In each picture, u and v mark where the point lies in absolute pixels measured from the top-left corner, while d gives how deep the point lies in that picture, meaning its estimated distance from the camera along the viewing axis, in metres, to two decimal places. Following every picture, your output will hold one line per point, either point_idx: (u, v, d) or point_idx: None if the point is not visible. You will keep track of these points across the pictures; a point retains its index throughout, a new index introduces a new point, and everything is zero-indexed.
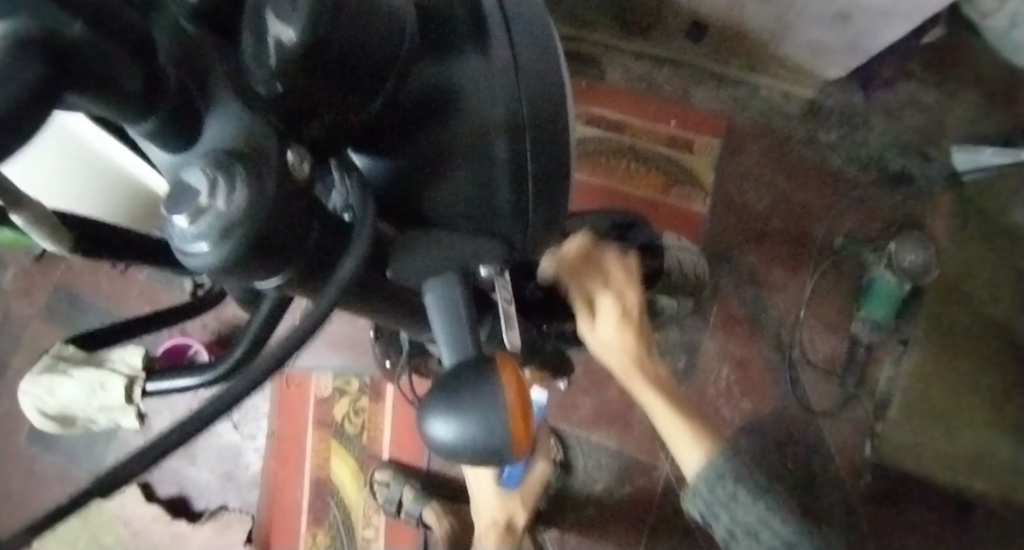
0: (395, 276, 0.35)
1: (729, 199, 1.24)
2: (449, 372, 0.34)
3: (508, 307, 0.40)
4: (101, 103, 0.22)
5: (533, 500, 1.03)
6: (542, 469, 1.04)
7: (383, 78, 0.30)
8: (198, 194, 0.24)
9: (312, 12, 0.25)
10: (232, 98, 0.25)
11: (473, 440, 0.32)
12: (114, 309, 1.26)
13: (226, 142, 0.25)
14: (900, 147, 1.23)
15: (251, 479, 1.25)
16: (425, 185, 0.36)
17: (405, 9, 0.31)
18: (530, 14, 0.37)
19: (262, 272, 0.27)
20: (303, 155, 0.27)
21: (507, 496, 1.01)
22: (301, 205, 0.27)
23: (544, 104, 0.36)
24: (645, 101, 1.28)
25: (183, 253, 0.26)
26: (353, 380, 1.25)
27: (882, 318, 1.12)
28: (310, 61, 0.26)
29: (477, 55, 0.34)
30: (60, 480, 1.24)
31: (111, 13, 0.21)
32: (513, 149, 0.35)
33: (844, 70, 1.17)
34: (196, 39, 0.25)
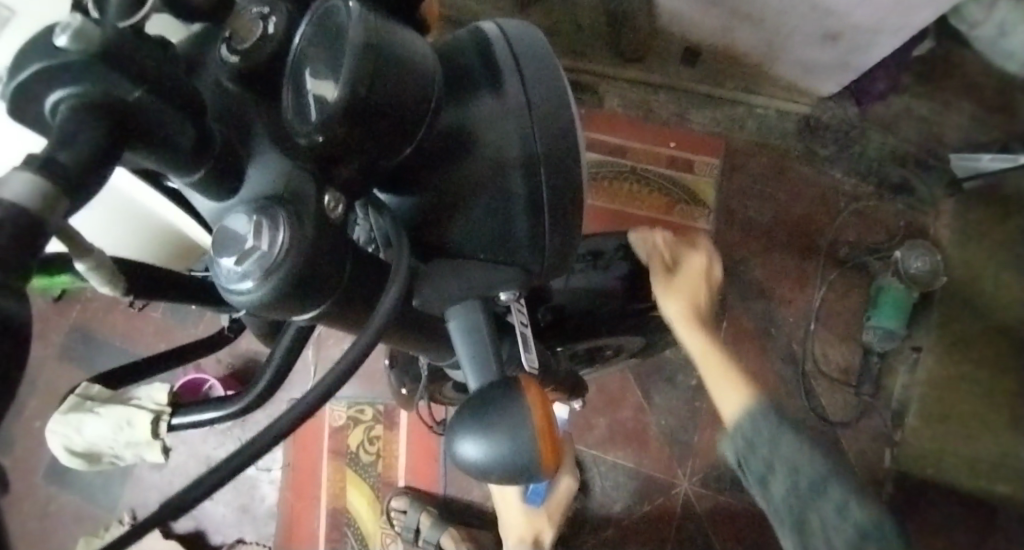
0: (422, 305, 0.38)
1: (731, 217, 1.26)
2: (476, 394, 0.35)
3: (524, 330, 0.43)
4: (155, 157, 0.24)
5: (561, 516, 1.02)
6: (568, 485, 1.04)
7: (418, 125, 0.31)
8: (243, 237, 0.26)
9: (355, 69, 0.26)
10: (271, 148, 0.27)
11: (503, 461, 0.33)
12: (129, 347, 1.28)
13: (266, 189, 0.27)
14: (897, 158, 1.25)
15: (267, 512, 1.24)
16: (447, 219, 0.37)
17: (431, 59, 0.32)
18: (541, 51, 0.38)
19: (301, 307, 0.29)
20: (338, 199, 0.29)
21: (533, 513, 1.00)
22: (337, 243, 0.29)
23: (557, 136, 0.37)
24: (645, 123, 1.30)
25: (228, 291, 0.27)
26: (367, 408, 1.25)
27: (891, 326, 1.12)
28: (352, 115, 0.27)
29: (492, 97, 0.36)
30: (79, 519, 1.24)
31: (163, 73, 0.23)
32: (530, 181, 0.37)
33: (839, 86, 1.21)
34: (236, 95, 0.27)
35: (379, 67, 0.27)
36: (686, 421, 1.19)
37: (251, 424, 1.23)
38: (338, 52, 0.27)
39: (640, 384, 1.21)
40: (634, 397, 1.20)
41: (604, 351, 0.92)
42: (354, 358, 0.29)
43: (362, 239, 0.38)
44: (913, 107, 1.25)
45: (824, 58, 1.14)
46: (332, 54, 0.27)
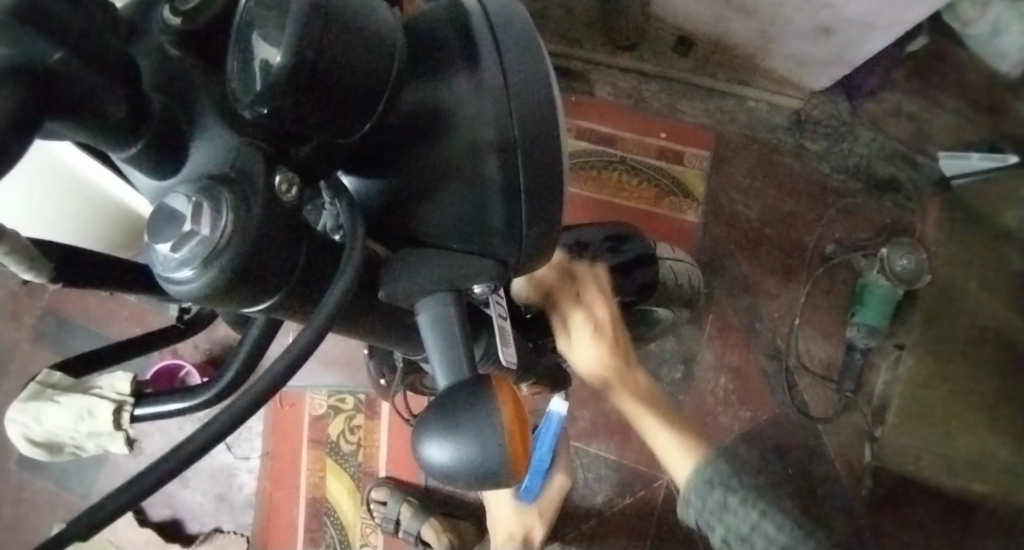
0: (388, 298, 0.36)
1: (719, 210, 1.25)
2: (446, 395, 0.33)
3: (502, 323, 0.42)
4: (79, 127, 0.22)
5: (552, 513, 1.02)
6: (561, 481, 1.04)
7: (379, 102, 0.29)
8: (181, 219, 0.23)
9: (298, 33, 0.24)
10: (217, 123, 0.25)
11: (469, 463, 0.31)
12: (103, 331, 1.25)
13: (212, 167, 0.25)
14: (886, 155, 1.25)
15: (245, 501, 1.22)
16: (417, 206, 0.35)
17: (396, 30, 0.30)
18: (520, 25, 0.36)
19: (249, 298, 0.27)
20: (291, 179, 0.26)
21: (524, 509, 1.00)
22: (290, 227, 0.27)
23: (536, 119, 0.34)
24: (635, 113, 1.28)
25: (166, 279, 0.25)
26: (348, 397, 1.23)
27: (876, 324, 1.12)
28: (303, 86, 0.25)
29: (466, 74, 0.33)
30: (53, 505, 1.22)
31: (87, 34, 0.20)
32: (507, 168, 0.34)
33: (830, 80, 1.19)
34: (182, 65, 0.25)
35: (331, 37, 0.25)
36: None
37: None
38: (282, 11, 0.24)
39: None
40: None
41: None
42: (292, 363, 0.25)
43: (324, 225, 0.35)
44: (904, 103, 1.25)
45: (817, 51, 1.13)
46: (280, 14, 0.24)
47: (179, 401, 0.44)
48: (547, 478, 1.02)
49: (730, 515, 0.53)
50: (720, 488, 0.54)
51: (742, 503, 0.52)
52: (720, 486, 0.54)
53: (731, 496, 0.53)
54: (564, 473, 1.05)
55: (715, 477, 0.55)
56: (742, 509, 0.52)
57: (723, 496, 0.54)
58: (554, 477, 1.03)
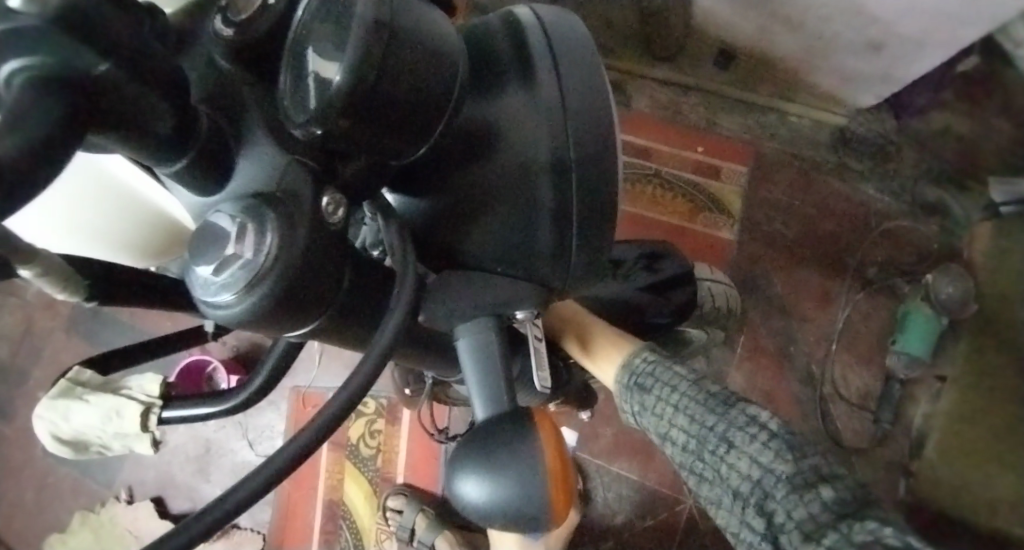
0: (427, 320, 0.34)
1: (756, 228, 1.21)
2: (482, 431, 0.31)
3: (538, 346, 0.43)
4: (121, 140, 0.21)
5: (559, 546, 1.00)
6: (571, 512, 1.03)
7: (438, 120, 0.28)
8: (224, 241, 0.22)
9: (360, 51, 0.23)
10: (267, 140, 0.24)
11: (506, 505, 0.30)
12: (135, 323, 1.27)
13: (255, 185, 0.24)
14: (934, 176, 1.20)
15: (263, 498, 1.22)
16: (464, 226, 0.33)
17: (455, 44, 0.28)
18: (579, 39, 0.34)
19: (289, 323, 0.25)
20: (339, 200, 0.25)
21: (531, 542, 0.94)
22: (336, 250, 0.25)
23: (595, 142, 0.32)
24: (672, 125, 1.25)
25: (205, 302, 0.23)
26: (369, 401, 1.22)
27: (918, 352, 1.07)
28: (356, 106, 0.24)
29: (524, 93, 0.32)
30: (77, 492, 1.23)
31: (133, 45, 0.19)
32: (558, 192, 0.32)
33: (877, 98, 1.15)
34: (231, 76, 0.24)
35: (392, 54, 0.24)
36: None
37: (253, 409, 1.22)
38: (339, 26, 0.23)
39: None
40: None
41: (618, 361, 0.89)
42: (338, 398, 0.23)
43: (363, 243, 0.34)
44: (956, 124, 1.20)
45: (866, 68, 1.09)
46: (339, 29, 0.23)
47: (205, 406, 0.44)
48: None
49: (648, 413, 0.55)
50: (642, 389, 0.57)
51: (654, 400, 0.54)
52: (641, 385, 0.58)
53: (648, 395, 0.55)
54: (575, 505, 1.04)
55: (635, 378, 0.59)
56: (654, 407, 0.54)
57: (647, 395, 0.56)
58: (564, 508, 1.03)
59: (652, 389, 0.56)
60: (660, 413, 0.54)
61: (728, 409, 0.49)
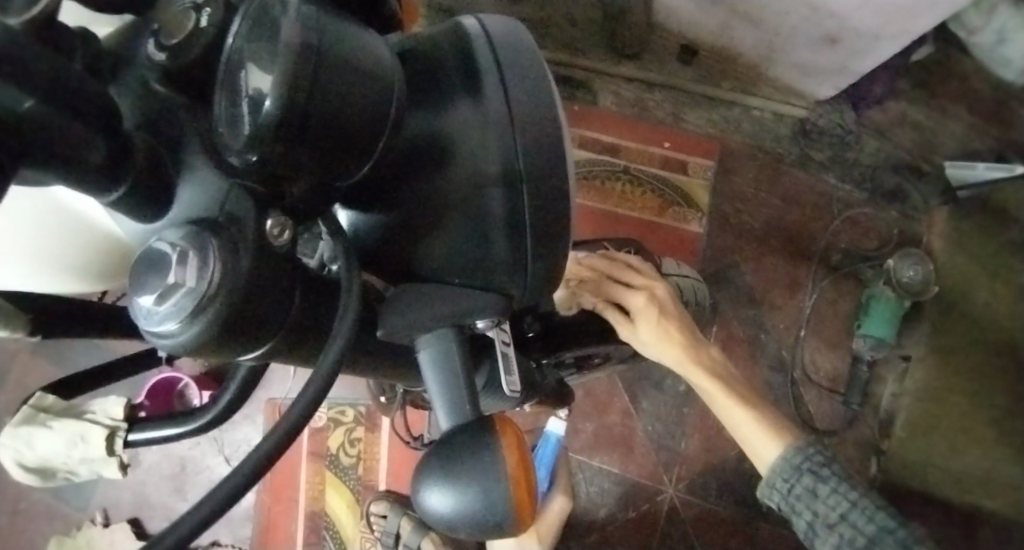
0: (386, 335, 0.35)
1: (725, 220, 1.24)
2: (446, 440, 0.32)
3: (506, 350, 0.44)
4: (59, 176, 0.21)
5: (552, 536, 1.03)
6: (560, 504, 1.04)
7: (379, 135, 0.28)
8: (165, 269, 0.22)
9: (290, 70, 0.22)
10: (205, 165, 0.24)
11: (472, 513, 0.30)
12: (102, 343, 1.23)
13: (199, 210, 0.24)
14: (892, 165, 1.23)
15: (243, 514, 1.20)
16: (417, 240, 0.33)
17: (389, 59, 0.29)
18: (524, 48, 0.34)
19: (240, 348, 0.25)
20: (284, 222, 0.25)
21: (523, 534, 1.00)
22: (280, 272, 0.25)
23: (542, 149, 0.33)
24: (638, 123, 1.28)
25: (152, 334, 0.23)
26: (347, 410, 1.22)
27: (882, 335, 1.10)
28: (291, 129, 0.23)
29: (469, 103, 0.32)
30: (50, 517, 1.20)
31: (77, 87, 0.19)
32: (511, 202, 0.32)
33: (835, 90, 1.18)
34: (166, 101, 0.24)
35: (321, 73, 0.24)
36: (675, 428, 1.16)
37: (229, 424, 1.20)
38: (272, 43, 0.23)
39: (627, 388, 1.18)
40: (621, 402, 1.18)
41: (593, 358, 0.90)
42: (295, 417, 0.22)
43: (312, 258, 0.33)
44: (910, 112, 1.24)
45: (822, 62, 1.12)
46: (272, 46, 0.23)
47: (149, 430, 0.43)
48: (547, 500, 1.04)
49: (820, 502, 0.64)
50: (809, 476, 0.65)
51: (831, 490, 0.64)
52: (814, 473, 0.66)
53: (821, 484, 0.64)
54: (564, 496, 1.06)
55: (806, 463, 0.66)
56: (829, 496, 0.64)
57: (812, 484, 0.65)
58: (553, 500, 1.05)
59: (826, 480, 0.64)
60: (835, 503, 0.63)
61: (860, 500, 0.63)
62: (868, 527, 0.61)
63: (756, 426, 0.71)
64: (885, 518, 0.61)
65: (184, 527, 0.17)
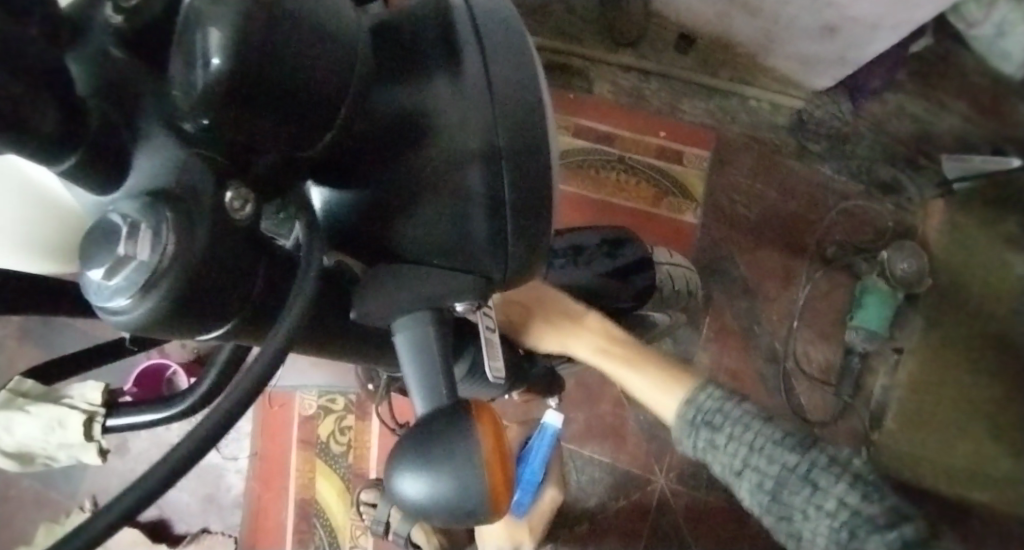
0: (360, 317, 0.35)
1: (719, 210, 1.23)
2: (421, 425, 0.31)
3: (489, 335, 0.44)
4: (9, 141, 0.19)
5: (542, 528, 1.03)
6: (552, 496, 1.03)
7: (340, 106, 0.27)
8: (115, 239, 0.21)
9: (241, 27, 0.21)
10: (164, 134, 0.23)
11: (445, 500, 0.29)
12: (90, 330, 1.22)
13: (156, 183, 0.23)
14: (888, 157, 1.22)
15: (233, 501, 1.20)
16: (390, 219, 0.33)
17: (359, 29, 0.27)
18: (507, 23, 0.33)
19: (198, 326, 0.24)
20: (245, 195, 0.24)
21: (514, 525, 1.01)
22: (239, 247, 0.24)
23: (522, 128, 0.32)
24: (635, 112, 1.26)
25: (103, 309, 0.23)
26: (338, 398, 1.22)
27: (876, 328, 1.10)
28: (240, 94, 0.22)
29: (447, 79, 0.31)
30: (38, 504, 1.19)
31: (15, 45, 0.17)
32: (490, 180, 0.31)
33: (833, 80, 1.17)
34: (124, 68, 0.22)
35: (277, 37, 0.22)
36: None
37: None
38: (224, 1, 0.21)
39: None
40: (614, 392, 1.17)
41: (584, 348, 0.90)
42: (245, 395, 0.22)
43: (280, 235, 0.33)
44: None
45: (820, 51, 1.11)
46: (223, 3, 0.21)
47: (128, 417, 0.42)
48: (539, 494, 1.01)
49: (720, 452, 0.57)
50: (705, 429, 0.59)
51: (734, 439, 0.56)
52: (710, 421, 0.59)
53: (720, 434, 0.57)
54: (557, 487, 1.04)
55: (699, 417, 0.60)
56: (733, 445, 0.56)
57: (714, 432, 0.58)
58: (546, 493, 1.02)
59: (723, 428, 0.58)
60: (739, 453, 0.56)
61: (807, 448, 0.53)
62: (773, 470, 0.54)
63: (657, 378, 0.67)
64: (794, 457, 0.53)
65: (126, 502, 0.17)
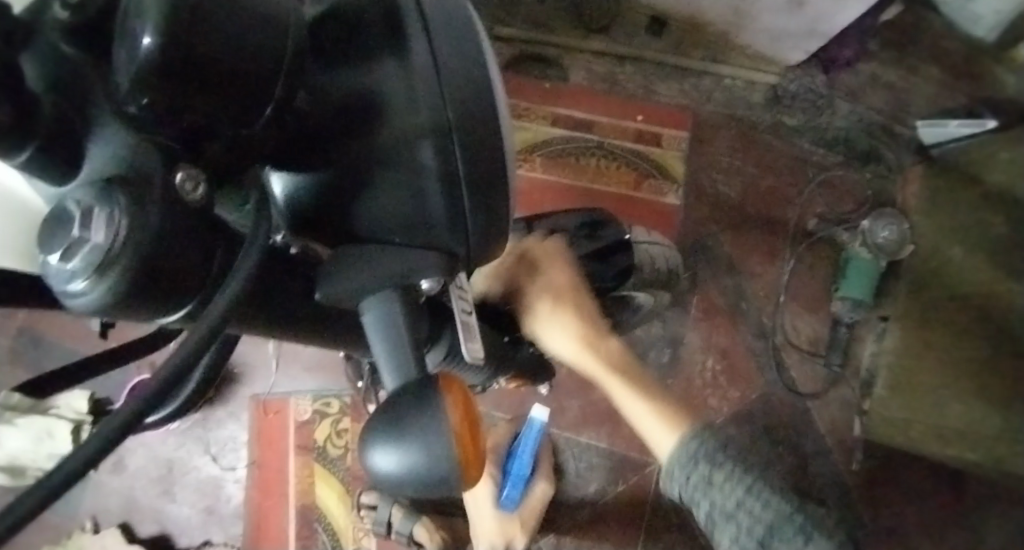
0: (325, 300, 0.35)
1: (701, 191, 1.24)
2: (392, 398, 0.32)
3: (466, 318, 0.43)
4: None
5: (534, 523, 1.03)
6: (543, 489, 1.06)
7: (282, 82, 0.27)
8: (69, 224, 0.22)
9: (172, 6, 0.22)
10: (113, 122, 0.23)
11: (417, 469, 0.30)
12: (81, 348, 1.21)
13: (110, 169, 0.23)
14: (864, 127, 1.23)
15: (234, 511, 1.20)
16: (353, 199, 0.33)
17: (297, 12, 0.28)
18: (452, 7, 0.34)
19: (156, 308, 0.25)
20: (197, 177, 0.25)
21: (506, 520, 1.01)
22: (195, 228, 0.25)
23: (472, 102, 0.32)
24: (610, 96, 1.26)
25: (63, 294, 0.23)
26: (333, 401, 1.21)
27: (860, 296, 1.11)
28: (178, 73, 0.22)
29: (395, 61, 0.31)
30: (38, 526, 1.19)
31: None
32: (443, 154, 0.32)
33: (805, 54, 1.18)
34: (76, 62, 0.22)
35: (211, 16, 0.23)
36: None
37: (213, 422, 1.21)
38: None
39: None
40: None
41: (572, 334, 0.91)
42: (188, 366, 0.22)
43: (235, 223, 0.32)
44: (880, 73, 1.24)
45: (791, 26, 1.12)
46: None
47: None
48: (528, 487, 1.04)
49: (717, 493, 0.56)
50: (706, 463, 0.58)
51: (728, 481, 0.56)
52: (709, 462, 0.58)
53: (718, 472, 0.57)
54: (547, 481, 1.07)
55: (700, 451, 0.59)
56: (727, 491, 0.56)
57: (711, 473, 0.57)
58: (535, 486, 1.05)
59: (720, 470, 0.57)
60: (733, 499, 0.56)
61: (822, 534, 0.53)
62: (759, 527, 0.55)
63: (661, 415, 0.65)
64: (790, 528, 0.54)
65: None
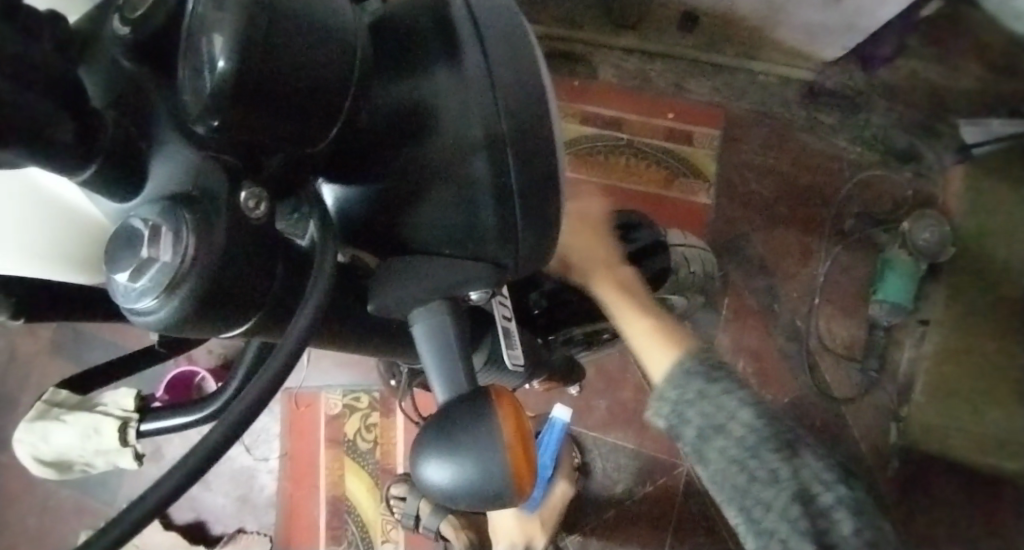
0: (378, 311, 0.37)
1: (734, 190, 1.22)
2: (445, 411, 0.32)
3: (506, 324, 0.46)
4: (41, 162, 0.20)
5: (554, 523, 1.03)
6: (563, 490, 1.05)
7: (344, 99, 0.27)
8: (138, 243, 0.22)
9: (242, 27, 0.22)
10: (179, 140, 0.23)
11: (471, 483, 0.30)
12: (119, 341, 1.25)
13: (173, 186, 0.24)
14: (903, 125, 1.20)
15: (267, 501, 1.22)
16: (404, 210, 0.33)
17: (357, 26, 0.28)
18: (506, 12, 0.33)
19: (220, 323, 0.26)
20: (259, 195, 0.25)
21: (527, 519, 1.00)
22: (257, 244, 0.25)
23: (526, 112, 0.32)
24: (640, 94, 1.25)
25: (130, 310, 0.24)
26: (362, 396, 1.23)
27: (899, 301, 1.08)
28: (244, 95, 0.23)
29: (448, 70, 0.31)
30: (79, 511, 1.23)
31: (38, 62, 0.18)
32: (496, 168, 0.31)
33: (842, 50, 1.14)
34: (136, 78, 0.23)
35: (276, 37, 0.23)
36: None
37: None
38: (225, 7, 0.22)
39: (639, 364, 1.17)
40: (635, 377, 1.17)
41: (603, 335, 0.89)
42: (265, 385, 0.23)
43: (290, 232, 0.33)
44: (921, 70, 1.20)
45: (825, 20, 1.08)
46: (220, 8, 0.22)
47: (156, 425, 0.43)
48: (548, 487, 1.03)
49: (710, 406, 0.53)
50: (703, 381, 0.55)
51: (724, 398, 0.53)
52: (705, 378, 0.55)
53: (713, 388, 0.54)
54: (568, 481, 1.06)
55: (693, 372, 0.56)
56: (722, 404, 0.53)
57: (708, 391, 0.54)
58: (556, 486, 1.05)
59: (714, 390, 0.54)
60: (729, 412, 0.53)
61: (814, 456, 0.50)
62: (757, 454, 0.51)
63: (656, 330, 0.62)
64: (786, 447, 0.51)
65: (143, 501, 0.18)
